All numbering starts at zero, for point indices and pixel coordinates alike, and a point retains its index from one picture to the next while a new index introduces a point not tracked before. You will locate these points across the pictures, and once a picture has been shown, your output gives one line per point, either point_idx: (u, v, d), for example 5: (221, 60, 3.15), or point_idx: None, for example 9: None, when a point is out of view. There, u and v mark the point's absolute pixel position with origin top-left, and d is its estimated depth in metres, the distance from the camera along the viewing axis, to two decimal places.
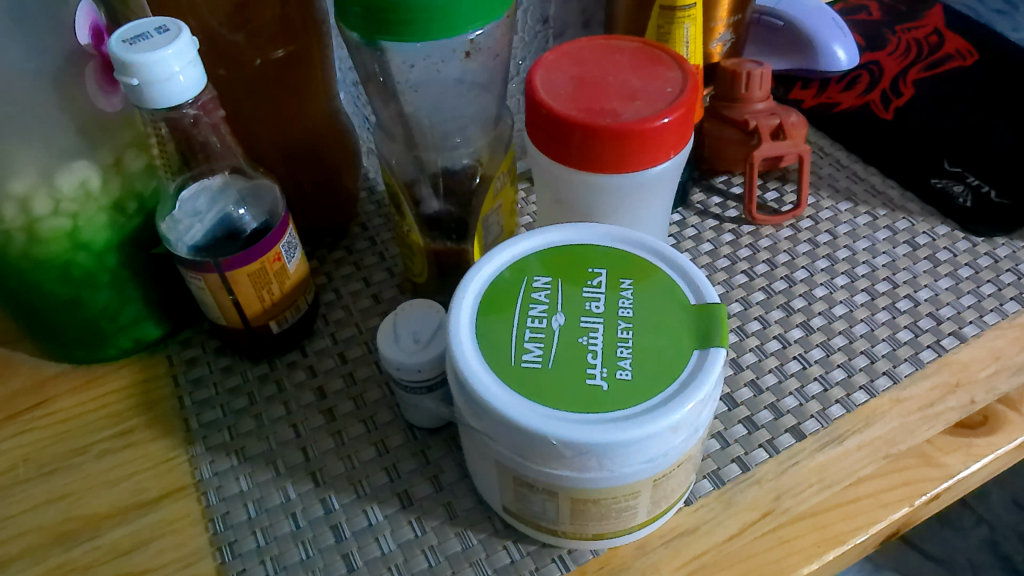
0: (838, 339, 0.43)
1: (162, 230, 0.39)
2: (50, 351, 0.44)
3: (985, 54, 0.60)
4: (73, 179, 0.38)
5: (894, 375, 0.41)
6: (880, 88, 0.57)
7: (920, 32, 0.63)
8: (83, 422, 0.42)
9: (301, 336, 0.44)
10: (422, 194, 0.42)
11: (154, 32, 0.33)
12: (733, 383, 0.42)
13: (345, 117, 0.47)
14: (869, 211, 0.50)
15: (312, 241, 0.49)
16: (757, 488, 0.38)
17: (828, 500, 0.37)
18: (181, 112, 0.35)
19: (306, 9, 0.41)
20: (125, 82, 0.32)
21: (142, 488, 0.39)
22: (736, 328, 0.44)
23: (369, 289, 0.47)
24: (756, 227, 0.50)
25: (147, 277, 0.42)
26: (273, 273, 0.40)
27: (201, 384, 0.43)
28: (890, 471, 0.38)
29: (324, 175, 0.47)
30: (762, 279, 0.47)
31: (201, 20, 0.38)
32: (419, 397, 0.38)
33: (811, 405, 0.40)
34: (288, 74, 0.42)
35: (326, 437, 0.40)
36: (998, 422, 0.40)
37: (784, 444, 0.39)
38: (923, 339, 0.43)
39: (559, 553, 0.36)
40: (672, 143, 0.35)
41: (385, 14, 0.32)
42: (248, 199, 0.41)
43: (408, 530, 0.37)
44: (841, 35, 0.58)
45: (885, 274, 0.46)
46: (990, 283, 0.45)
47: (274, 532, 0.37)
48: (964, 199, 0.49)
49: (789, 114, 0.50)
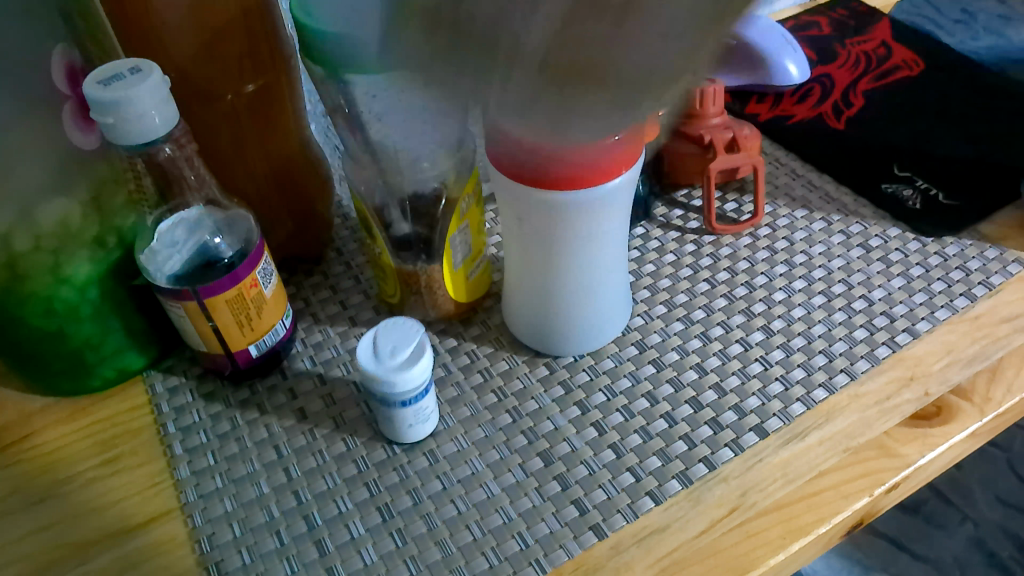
0: (797, 340, 0.45)
1: (142, 261, 0.41)
2: (36, 384, 0.45)
3: (931, 64, 0.63)
4: (53, 216, 0.39)
5: (852, 372, 0.43)
6: (832, 100, 0.61)
7: (868, 45, 0.66)
8: (69, 452, 0.43)
9: (281, 358, 0.46)
10: (391, 217, 0.44)
11: (127, 72, 0.34)
12: (698, 387, 0.43)
13: (315, 147, 0.49)
14: (824, 217, 0.52)
15: (289, 266, 0.51)
16: (723, 486, 0.39)
17: (791, 494, 0.39)
18: (156, 147, 0.37)
19: (273, 46, 0.43)
20: (101, 120, 0.34)
21: (128, 513, 0.40)
22: (700, 334, 0.46)
23: (346, 311, 0.49)
24: (716, 237, 0.52)
25: (128, 309, 0.44)
26: (251, 299, 0.41)
27: (185, 411, 0.45)
28: (850, 463, 0.40)
29: (298, 202, 0.48)
30: (723, 286, 0.49)
31: (174, 61, 0.40)
32: (392, 412, 0.40)
33: (773, 404, 0.42)
34: (259, 108, 0.44)
35: (308, 455, 0.42)
36: (951, 412, 0.42)
37: (748, 442, 0.41)
38: (878, 337, 0.45)
39: (536, 557, 0.37)
40: (624, 162, 0.35)
41: (346, 47, 0.34)
42: (225, 229, 0.43)
43: (389, 541, 0.38)
44: (792, 51, 0.61)
45: (841, 277, 0.48)
46: (940, 281, 0.47)
47: (259, 549, 0.38)
48: (914, 202, 0.52)
49: (742, 127, 0.52)
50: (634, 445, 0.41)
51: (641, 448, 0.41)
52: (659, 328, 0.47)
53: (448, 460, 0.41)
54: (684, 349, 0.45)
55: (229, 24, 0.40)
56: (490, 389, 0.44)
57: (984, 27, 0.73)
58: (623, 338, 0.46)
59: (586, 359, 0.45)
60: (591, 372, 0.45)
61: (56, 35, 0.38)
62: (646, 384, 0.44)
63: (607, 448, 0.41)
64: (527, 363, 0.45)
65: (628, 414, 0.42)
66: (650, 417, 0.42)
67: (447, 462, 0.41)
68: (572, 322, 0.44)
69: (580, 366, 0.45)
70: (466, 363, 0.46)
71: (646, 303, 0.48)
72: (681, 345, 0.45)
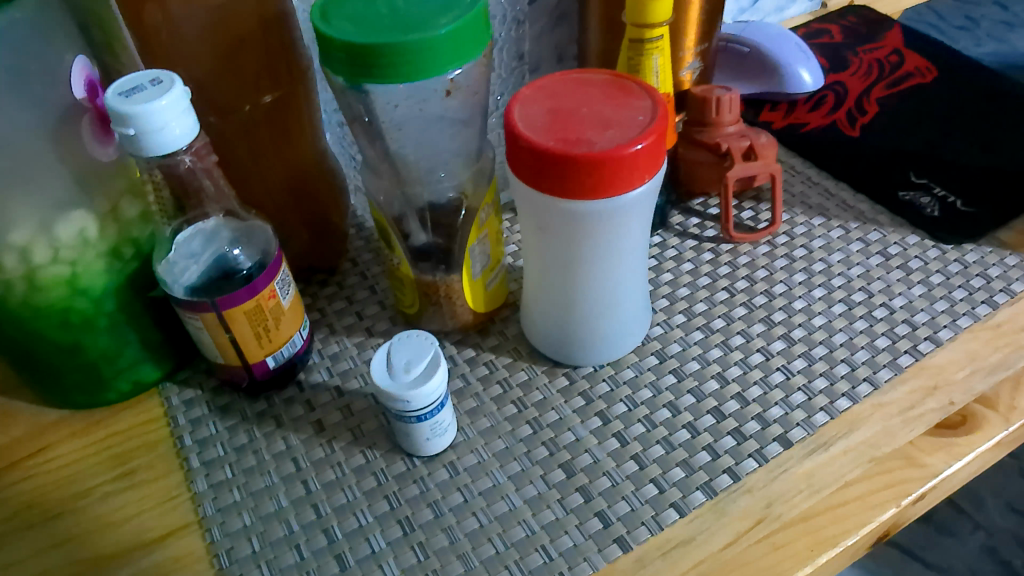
0: (819, 349, 0.45)
1: (159, 272, 0.41)
2: (51, 397, 0.44)
3: (943, 71, 0.63)
4: (71, 229, 0.38)
5: (874, 381, 0.43)
6: (845, 107, 0.61)
7: (880, 52, 0.66)
8: (84, 466, 0.43)
9: (298, 370, 0.45)
10: (410, 228, 0.44)
11: (148, 84, 0.34)
12: (720, 397, 0.43)
13: (331, 157, 0.49)
14: (841, 224, 0.52)
15: (304, 277, 0.51)
16: (748, 497, 0.39)
17: (816, 505, 0.38)
18: (175, 159, 0.37)
19: (290, 57, 0.43)
20: (122, 132, 0.33)
21: (146, 527, 0.40)
22: (720, 343, 0.46)
23: (362, 322, 0.49)
24: (734, 245, 0.52)
25: (144, 321, 0.43)
26: (269, 310, 0.41)
27: (201, 423, 0.44)
28: (876, 473, 0.39)
29: (315, 213, 0.48)
30: (742, 294, 0.48)
31: (192, 72, 0.39)
32: (410, 426, 0.39)
33: (796, 413, 0.42)
34: (276, 119, 0.44)
35: (327, 468, 0.41)
36: (976, 421, 0.41)
37: (772, 452, 0.40)
38: (900, 345, 0.44)
39: (560, 571, 0.36)
40: (646, 168, 0.35)
41: (368, 57, 0.34)
42: (242, 239, 0.42)
43: (410, 555, 0.37)
44: (806, 59, 0.61)
45: (861, 285, 0.48)
46: (961, 289, 0.47)
47: (279, 563, 0.38)
48: (931, 209, 0.52)
49: (758, 135, 0.52)
50: (657, 456, 0.40)
51: (664, 459, 0.40)
52: (678, 337, 0.46)
53: (468, 472, 0.41)
54: (704, 359, 0.45)
55: (247, 35, 0.40)
56: (509, 400, 0.44)
57: (987, 33, 0.73)
58: (644, 348, 0.46)
59: (606, 370, 0.45)
60: (612, 383, 0.44)
61: (75, 48, 0.37)
62: (667, 394, 0.43)
63: (630, 459, 0.40)
64: (546, 374, 0.45)
65: (650, 425, 0.42)
66: (672, 427, 0.42)
67: (468, 474, 0.41)
68: (592, 331, 0.43)
69: (600, 376, 0.45)
70: (485, 374, 0.45)
71: (665, 312, 0.48)
72: (702, 355, 0.45)
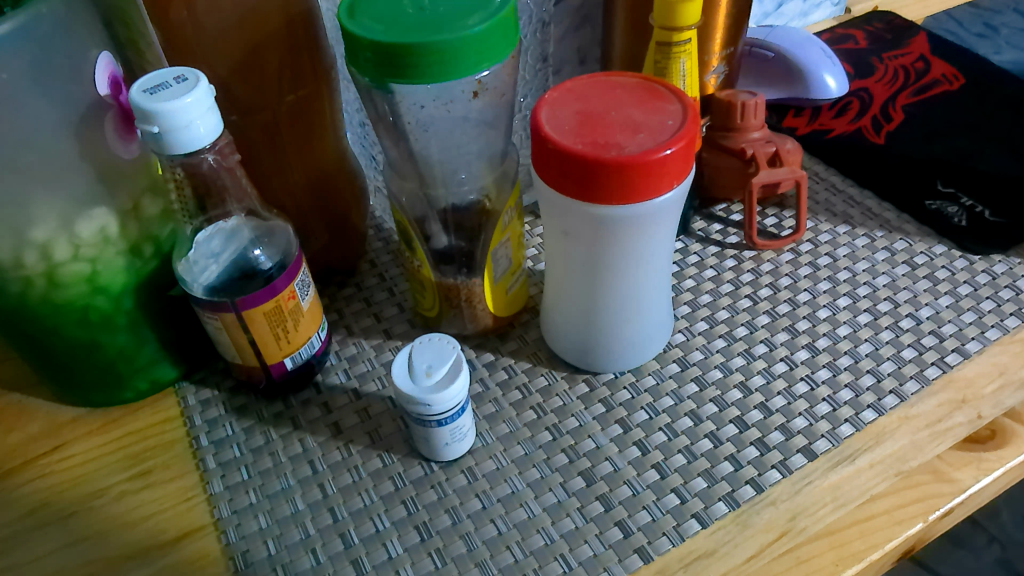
0: (844, 359, 0.44)
1: (179, 270, 0.40)
2: (69, 395, 0.44)
3: (969, 78, 0.62)
4: (92, 226, 0.38)
5: (901, 393, 0.42)
6: (871, 113, 0.60)
7: (906, 58, 0.65)
8: (99, 465, 0.43)
9: (314, 372, 0.45)
10: (432, 230, 0.43)
11: (172, 81, 0.34)
12: (743, 406, 0.42)
13: (352, 158, 0.48)
14: (867, 233, 0.51)
15: (323, 278, 0.50)
16: (772, 509, 0.38)
17: (843, 519, 0.38)
18: (199, 157, 0.37)
19: (315, 57, 0.42)
20: (146, 129, 0.33)
21: (161, 528, 0.40)
22: (743, 351, 0.45)
23: (380, 324, 0.48)
24: (757, 253, 0.51)
25: (162, 320, 0.43)
26: (288, 310, 0.40)
27: (218, 423, 0.44)
28: (902, 487, 0.39)
29: (334, 213, 0.48)
30: (766, 302, 0.48)
31: (215, 70, 0.39)
32: (429, 429, 0.39)
33: (821, 424, 0.41)
34: (299, 118, 0.43)
35: (344, 471, 0.41)
36: (1005, 436, 0.40)
37: (796, 464, 0.39)
38: (927, 357, 0.44)
39: None
40: (675, 173, 0.34)
41: (392, 57, 0.33)
42: (263, 239, 0.42)
43: (428, 562, 0.37)
44: (831, 64, 0.60)
45: (887, 294, 0.47)
46: (989, 300, 0.46)
47: (295, 567, 0.37)
48: (959, 219, 0.51)
49: (784, 141, 0.51)
50: (678, 466, 0.40)
51: (685, 469, 0.40)
52: (701, 345, 0.46)
53: (486, 478, 0.40)
54: (727, 367, 0.44)
55: (273, 34, 0.40)
56: (529, 405, 0.43)
57: (1007, 40, 0.72)
58: (665, 355, 0.45)
59: (626, 377, 0.44)
60: (633, 390, 0.44)
61: (100, 43, 0.37)
62: (689, 403, 0.43)
63: (650, 468, 0.40)
64: (566, 380, 0.45)
65: (671, 433, 0.41)
66: (694, 436, 0.41)
67: (486, 480, 0.40)
68: (614, 338, 0.43)
69: (621, 383, 0.44)
70: (504, 379, 0.45)
71: (686, 319, 0.47)
72: (724, 363, 0.44)
